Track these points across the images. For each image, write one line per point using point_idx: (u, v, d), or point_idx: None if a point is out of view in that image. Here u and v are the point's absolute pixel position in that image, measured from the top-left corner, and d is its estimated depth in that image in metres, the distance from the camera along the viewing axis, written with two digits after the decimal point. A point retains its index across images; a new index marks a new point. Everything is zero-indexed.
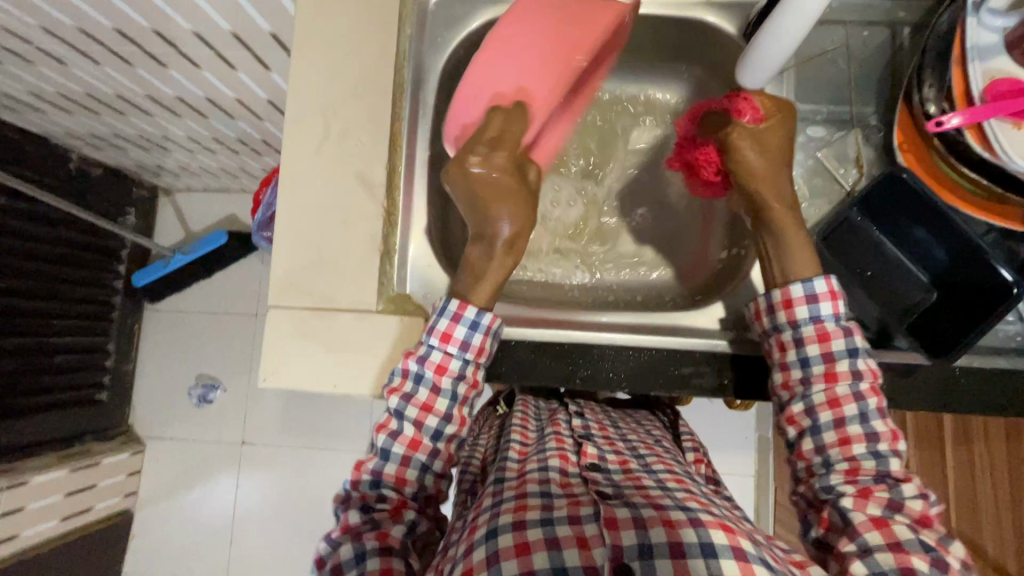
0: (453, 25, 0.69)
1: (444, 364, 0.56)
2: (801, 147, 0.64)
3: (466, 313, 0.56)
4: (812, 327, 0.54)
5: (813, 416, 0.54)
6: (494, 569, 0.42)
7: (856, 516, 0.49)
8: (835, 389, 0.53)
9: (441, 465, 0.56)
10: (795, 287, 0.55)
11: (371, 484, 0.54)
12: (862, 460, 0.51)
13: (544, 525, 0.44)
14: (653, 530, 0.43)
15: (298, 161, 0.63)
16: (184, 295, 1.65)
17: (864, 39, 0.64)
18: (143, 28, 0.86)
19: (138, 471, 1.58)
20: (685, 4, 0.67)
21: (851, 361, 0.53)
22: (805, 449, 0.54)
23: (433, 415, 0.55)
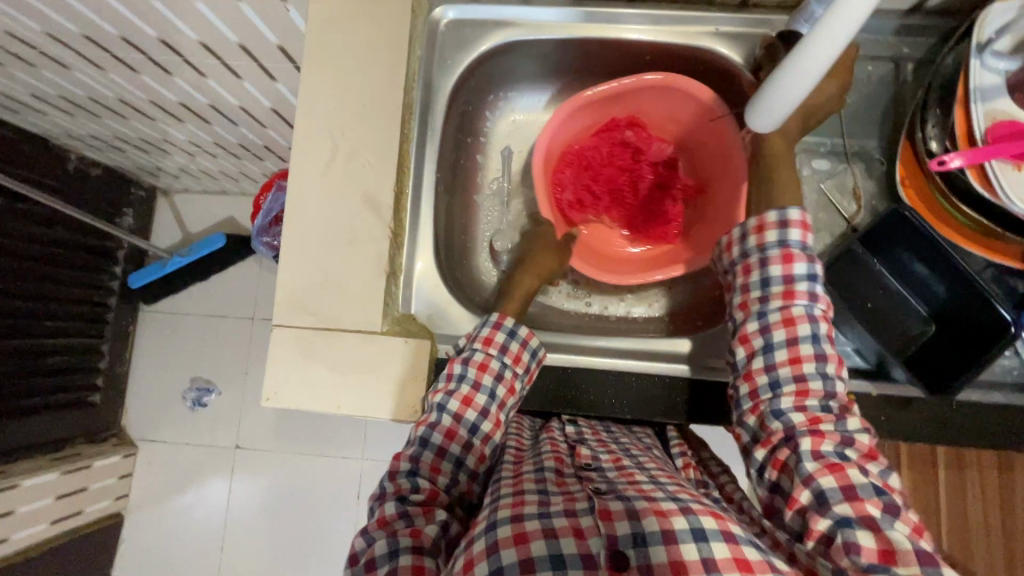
0: (463, 48, 0.70)
1: (485, 363, 0.59)
2: (805, 179, 0.65)
3: (506, 323, 0.61)
4: (780, 314, 0.54)
5: (767, 341, 0.54)
6: (494, 558, 0.41)
7: (811, 462, 0.47)
8: (792, 319, 0.53)
9: (475, 462, 0.55)
10: (770, 214, 0.57)
11: (406, 473, 0.52)
12: (814, 389, 0.51)
13: (542, 518, 0.42)
14: (646, 521, 0.42)
15: (306, 182, 0.63)
16: (180, 298, 1.64)
17: (868, 73, 0.65)
18: (150, 37, 0.86)
19: (130, 474, 1.57)
20: (693, 33, 0.68)
21: (806, 292, 0.54)
22: (755, 372, 0.54)
23: (472, 408, 0.56)
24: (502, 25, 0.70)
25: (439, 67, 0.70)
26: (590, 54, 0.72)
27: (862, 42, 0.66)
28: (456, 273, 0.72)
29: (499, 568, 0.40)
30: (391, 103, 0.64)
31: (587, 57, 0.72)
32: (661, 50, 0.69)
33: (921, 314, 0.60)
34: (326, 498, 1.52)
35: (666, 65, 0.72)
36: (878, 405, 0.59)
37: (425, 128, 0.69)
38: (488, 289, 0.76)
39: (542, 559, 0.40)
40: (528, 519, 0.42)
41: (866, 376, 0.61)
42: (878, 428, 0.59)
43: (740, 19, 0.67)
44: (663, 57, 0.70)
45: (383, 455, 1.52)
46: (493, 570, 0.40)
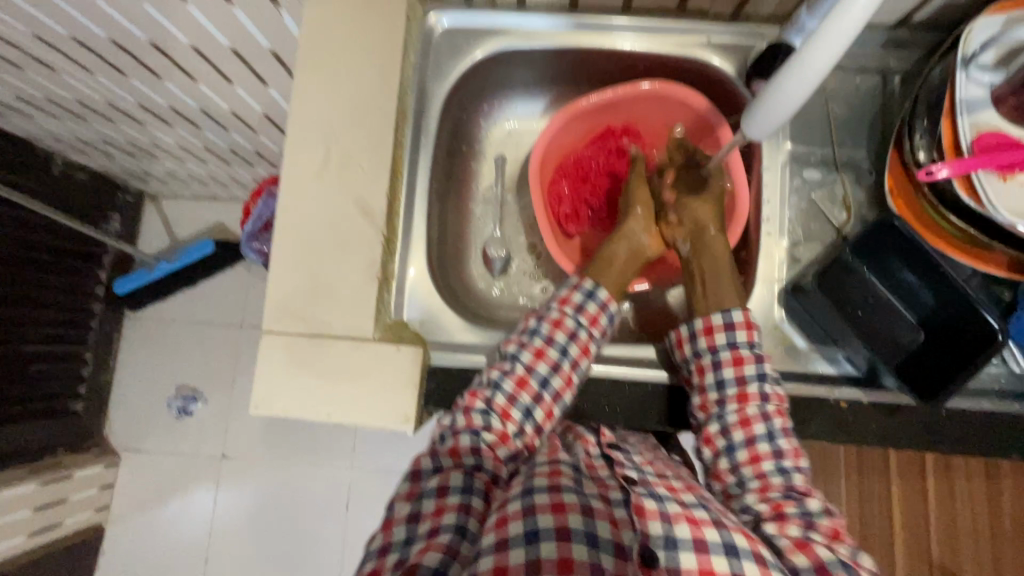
0: (457, 55, 0.70)
1: (560, 321, 0.59)
2: (795, 188, 0.66)
3: (586, 283, 0.61)
4: (728, 351, 0.57)
5: (727, 436, 0.55)
6: (529, 520, 0.46)
7: (781, 542, 0.49)
8: (746, 410, 0.55)
9: (529, 433, 0.58)
10: (704, 318, 0.59)
11: (483, 410, 0.56)
12: (771, 476, 0.52)
13: (578, 497, 0.48)
14: (678, 527, 0.46)
15: (297, 187, 0.63)
16: (166, 304, 1.61)
17: (855, 84, 0.67)
18: (140, 41, 0.85)
19: (111, 484, 1.53)
20: (686, 43, 0.68)
21: (760, 385, 0.55)
22: (721, 470, 0.56)
23: (541, 362, 0.58)
24: (496, 33, 0.70)
25: (433, 74, 0.70)
26: (584, 62, 0.72)
27: (850, 54, 0.67)
28: (448, 279, 0.72)
29: (535, 530, 0.45)
30: (385, 109, 0.64)
31: (581, 65, 0.73)
32: (652, 60, 0.70)
33: (910, 322, 0.60)
34: (314, 507, 1.50)
35: (659, 74, 0.72)
36: (868, 412, 0.60)
37: (419, 134, 0.69)
38: (480, 294, 0.76)
39: (579, 533, 0.45)
40: (566, 494, 0.48)
41: (855, 382, 0.62)
42: (868, 435, 0.60)
43: (731, 30, 0.67)
44: (654, 66, 0.71)
45: (372, 463, 1.51)
46: (529, 530, 0.45)
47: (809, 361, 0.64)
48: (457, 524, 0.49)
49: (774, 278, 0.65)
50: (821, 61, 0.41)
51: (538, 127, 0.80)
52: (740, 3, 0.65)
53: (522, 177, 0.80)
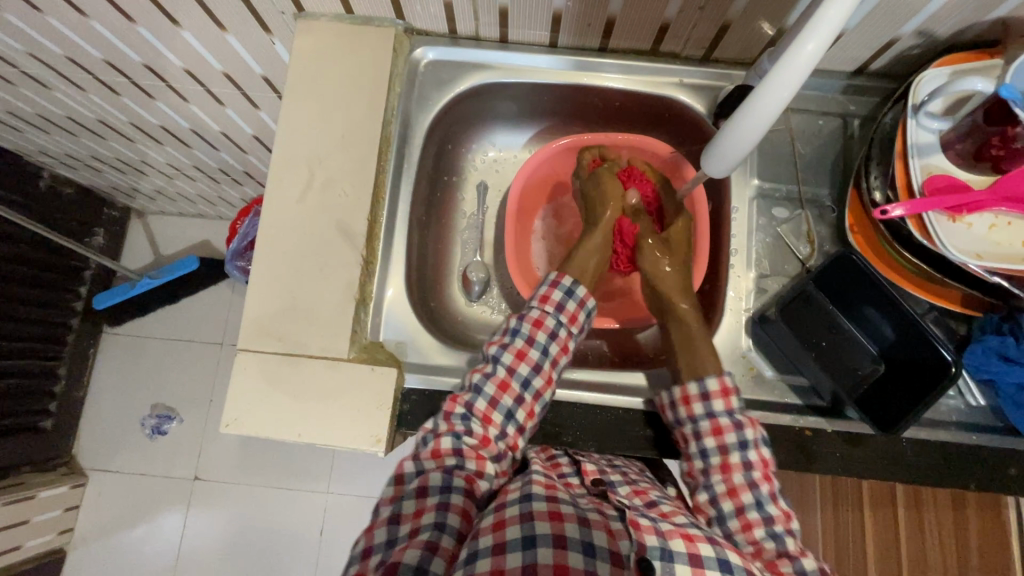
0: (442, 86, 0.73)
1: (541, 320, 0.62)
2: (763, 223, 0.69)
3: (564, 281, 0.65)
4: (707, 421, 0.58)
5: (717, 505, 0.57)
6: (528, 525, 0.48)
7: None
8: (732, 479, 0.56)
9: (524, 417, 0.60)
10: (692, 386, 0.60)
11: (444, 448, 0.57)
12: (764, 543, 0.54)
13: (576, 508, 0.51)
14: (673, 542, 0.48)
15: (280, 208, 0.64)
16: (146, 321, 1.59)
17: (818, 126, 0.70)
18: (134, 62, 0.87)
19: (76, 506, 1.48)
20: (659, 82, 0.72)
21: (742, 453, 0.57)
22: (701, 501, 0.58)
23: (507, 394, 0.59)
24: (479, 67, 0.73)
25: (417, 104, 0.72)
26: (567, 96, 0.75)
27: (813, 99, 0.71)
28: (426, 301, 0.73)
29: (532, 536, 0.47)
30: (369, 136, 0.66)
31: (561, 101, 0.76)
32: (629, 95, 0.73)
33: (871, 353, 0.62)
34: (287, 534, 1.46)
35: (635, 111, 0.76)
36: (833, 441, 0.61)
37: (402, 160, 0.71)
38: (459, 316, 0.77)
39: (575, 541, 0.47)
40: (563, 505, 0.50)
41: (820, 412, 0.64)
42: (832, 464, 0.61)
43: (702, 72, 0.71)
44: (632, 102, 0.74)
45: (349, 489, 1.48)
46: (527, 536, 0.48)
47: (778, 391, 0.65)
48: (427, 541, 0.51)
49: (743, 308, 0.68)
50: (791, 80, 0.42)
51: (520, 156, 0.83)
52: (709, 48, 0.69)
53: (502, 204, 0.82)
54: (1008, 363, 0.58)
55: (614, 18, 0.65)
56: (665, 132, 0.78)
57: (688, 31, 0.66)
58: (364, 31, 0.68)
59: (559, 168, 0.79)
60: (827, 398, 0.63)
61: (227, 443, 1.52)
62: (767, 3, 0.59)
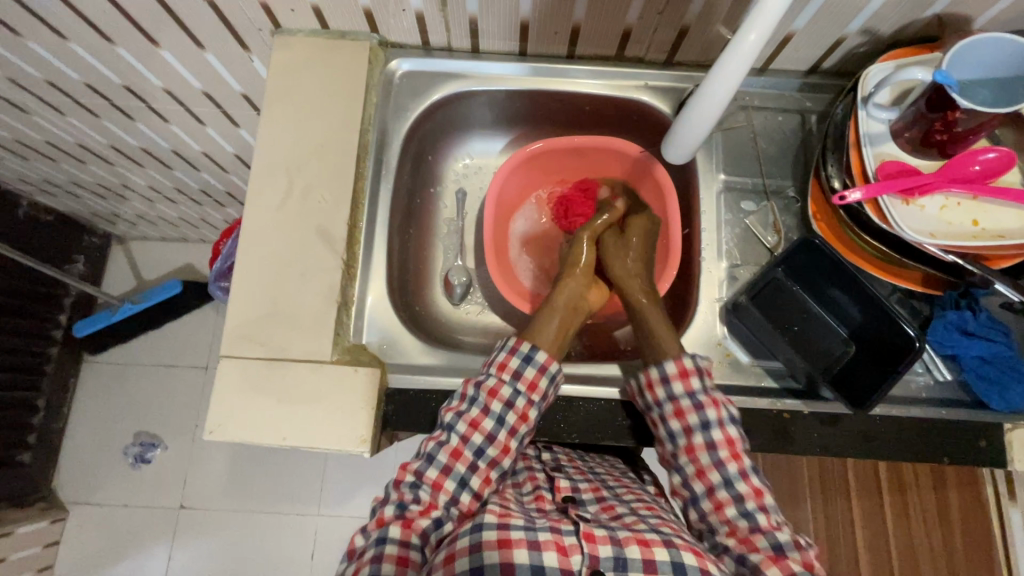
0: (417, 95, 0.75)
1: (497, 389, 0.61)
2: (732, 214, 0.71)
3: (522, 348, 0.64)
4: (670, 405, 0.60)
5: (689, 486, 0.60)
6: (476, 556, 0.52)
7: (756, 556, 0.54)
8: (699, 461, 0.59)
9: (478, 484, 0.60)
10: (653, 371, 0.61)
11: (410, 483, 0.59)
12: (726, 502, 0.57)
13: (526, 531, 0.54)
14: (628, 549, 0.53)
15: (261, 216, 0.65)
16: (128, 347, 1.57)
17: (779, 122, 0.73)
18: (115, 84, 0.89)
19: (56, 542, 1.44)
20: (626, 85, 0.75)
21: (706, 431, 0.59)
22: (678, 488, 0.61)
23: (460, 463, 0.59)
24: (454, 76, 0.75)
25: (394, 114, 0.74)
26: (538, 102, 0.78)
27: (772, 97, 0.74)
28: (409, 305, 0.74)
29: (480, 565, 0.52)
30: (347, 144, 0.68)
31: (534, 107, 0.79)
32: (598, 99, 0.76)
33: (842, 335, 0.64)
34: (276, 560, 1.43)
35: (605, 114, 0.79)
36: (810, 422, 0.63)
37: (380, 167, 0.73)
38: (442, 318, 0.78)
39: (524, 566, 0.52)
40: (514, 529, 0.54)
41: (797, 395, 0.65)
42: (810, 444, 0.62)
43: (666, 74, 0.74)
44: (601, 105, 0.77)
45: (339, 509, 1.45)
46: (474, 566, 0.52)
47: (754, 376, 0.67)
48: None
49: (716, 297, 0.69)
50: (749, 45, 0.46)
51: (498, 163, 0.85)
52: (670, 51, 0.72)
53: (481, 209, 0.84)
54: (967, 336, 0.61)
55: (579, 25, 0.68)
56: (635, 133, 0.81)
57: (650, 35, 0.69)
58: (340, 45, 0.71)
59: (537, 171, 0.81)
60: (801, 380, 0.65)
61: (212, 468, 1.49)
62: (722, 5, 0.62)
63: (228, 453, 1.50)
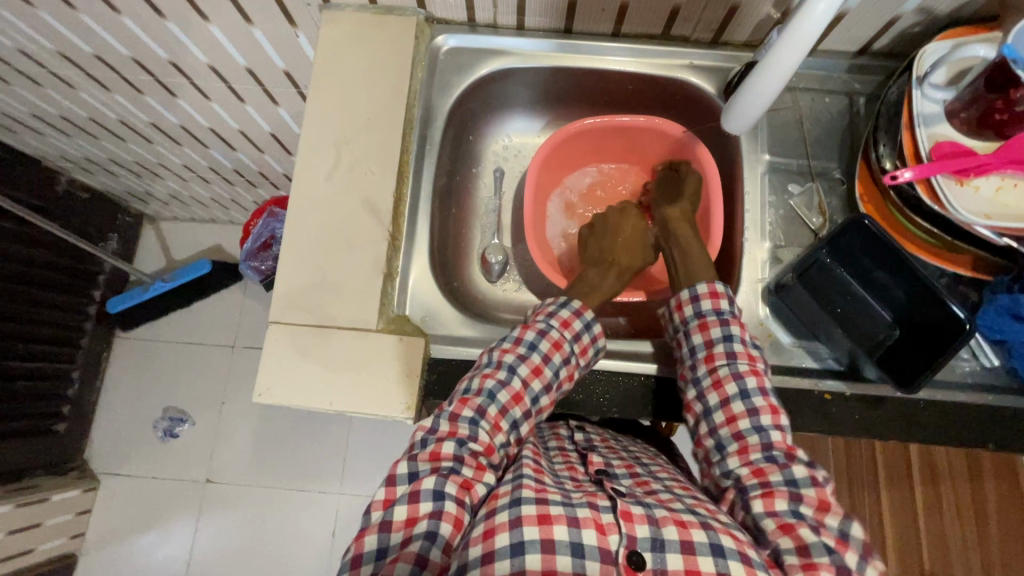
0: (461, 72, 0.75)
1: (559, 342, 0.61)
2: (775, 196, 0.71)
3: (585, 314, 0.64)
4: (696, 320, 0.62)
5: (703, 401, 0.58)
6: (516, 533, 0.49)
7: (766, 522, 0.51)
8: (717, 373, 0.58)
9: (526, 430, 0.59)
10: (684, 292, 0.64)
11: (468, 420, 0.56)
12: (748, 437, 0.55)
13: (565, 507, 0.51)
14: (666, 529, 0.50)
15: (309, 187, 0.67)
16: (159, 324, 1.61)
17: (825, 104, 0.73)
18: (161, 60, 0.90)
19: (88, 510, 1.48)
20: (670, 64, 0.75)
21: (726, 344, 0.59)
22: (703, 436, 0.58)
23: (518, 406, 0.58)
24: (498, 53, 0.76)
25: (438, 90, 0.75)
26: (580, 81, 0.78)
27: (818, 78, 0.73)
28: (449, 281, 0.75)
29: (521, 543, 0.49)
30: (393, 118, 0.68)
31: (576, 86, 0.79)
32: (642, 78, 0.76)
33: (885, 319, 0.63)
34: (300, 535, 1.46)
35: (647, 94, 0.79)
36: (852, 405, 0.63)
37: (424, 142, 0.73)
38: (480, 294, 0.79)
39: (563, 543, 0.49)
40: (552, 505, 0.51)
41: (840, 376, 0.65)
42: (852, 426, 0.62)
43: (712, 54, 0.74)
44: (644, 85, 0.77)
45: (361, 488, 1.48)
46: (515, 543, 0.49)
47: (795, 358, 0.67)
48: (430, 531, 0.50)
49: (757, 278, 0.69)
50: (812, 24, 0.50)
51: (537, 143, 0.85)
52: (717, 31, 0.72)
53: (519, 188, 0.84)
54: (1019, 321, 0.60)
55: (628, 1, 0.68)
56: (676, 114, 0.80)
57: (698, 14, 0.69)
58: (388, 19, 0.72)
59: (573, 149, 0.81)
60: (843, 362, 0.65)
61: (238, 444, 1.52)
62: None
63: (254, 430, 1.53)
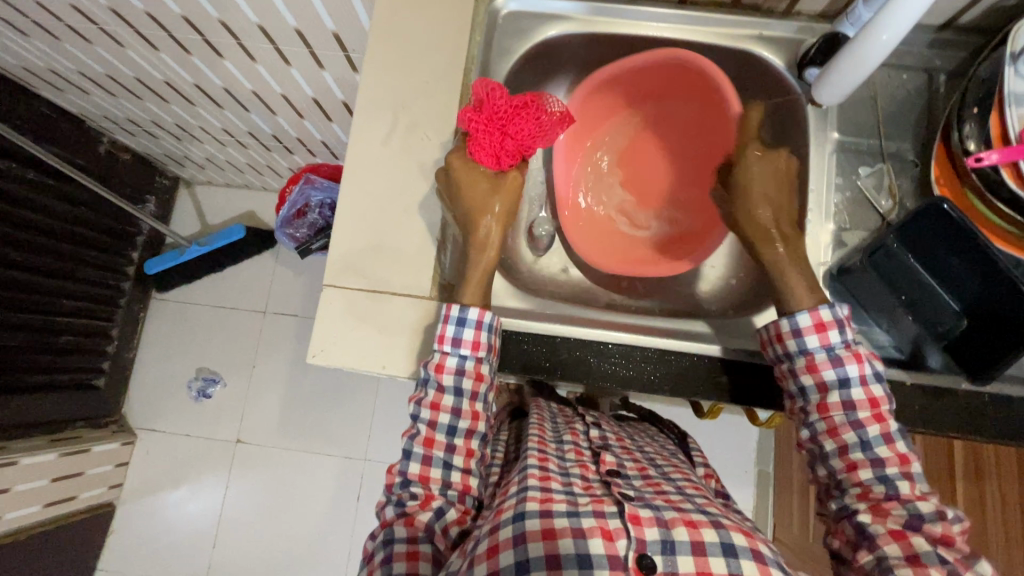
0: (520, 36, 0.73)
1: (442, 364, 0.59)
2: (843, 176, 0.68)
3: (454, 312, 0.59)
4: (802, 359, 0.57)
5: (818, 442, 0.58)
6: (520, 549, 0.49)
7: (875, 530, 0.52)
8: (832, 418, 0.57)
9: (462, 460, 0.60)
10: (783, 324, 0.59)
11: (401, 484, 0.59)
12: (871, 482, 0.54)
13: (570, 518, 0.51)
14: (675, 531, 0.50)
15: (364, 152, 0.66)
16: (193, 287, 1.64)
17: (902, 82, 0.69)
18: (211, 19, 0.89)
19: (125, 463, 1.54)
20: (738, 35, 0.72)
21: (841, 390, 0.56)
22: (821, 471, 0.59)
23: (436, 448, 0.59)
24: (559, 18, 0.73)
25: (496, 54, 0.73)
26: (642, 51, 0.75)
27: (897, 53, 0.69)
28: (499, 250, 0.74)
29: (525, 560, 0.48)
30: (452, 81, 0.67)
31: (634, 57, 0.76)
32: (709, 50, 0.73)
33: (953, 309, 0.61)
34: (326, 498, 1.50)
35: (710, 68, 0.76)
36: (914, 394, 0.61)
37: None
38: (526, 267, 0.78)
39: (569, 557, 0.48)
40: (557, 517, 0.51)
41: (900, 365, 0.64)
42: (913, 417, 0.60)
43: (783, 25, 0.71)
44: (709, 57, 0.74)
45: (386, 456, 1.51)
46: (519, 561, 0.48)
47: (855, 344, 0.65)
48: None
49: (820, 261, 0.67)
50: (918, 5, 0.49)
51: None
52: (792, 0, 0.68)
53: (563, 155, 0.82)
54: None
55: None
56: (739, 92, 0.77)
57: None
58: None
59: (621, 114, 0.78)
60: (906, 351, 0.63)
61: (268, 408, 1.56)
62: None
63: (284, 395, 1.56)
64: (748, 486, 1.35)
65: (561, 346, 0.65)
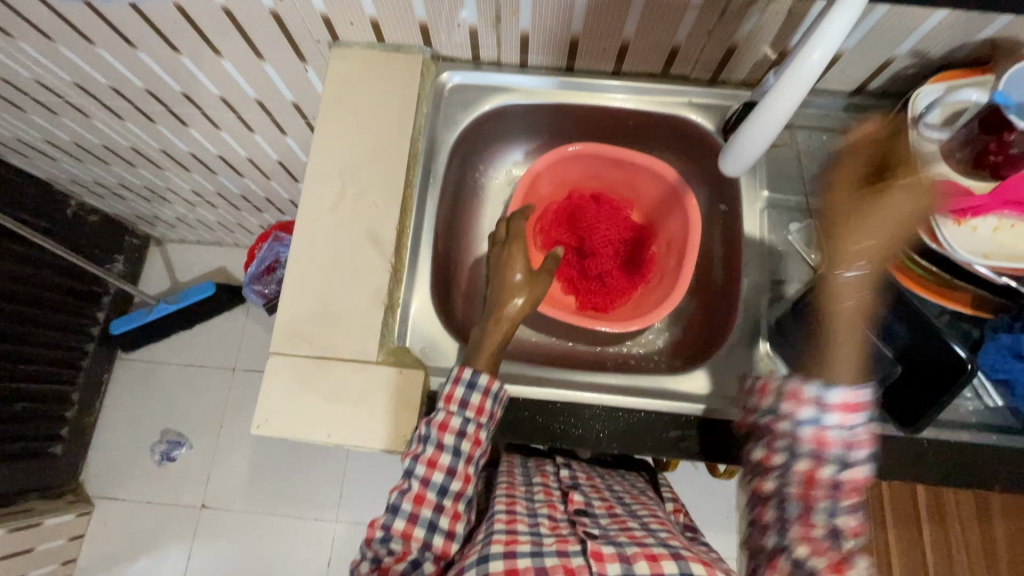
0: (466, 106, 0.77)
1: (446, 423, 0.59)
2: (774, 233, 0.72)
3: (465, 375, 0.60)
4: (813, 427, 0.56)
5: (787, 495, 0.57)
6: None
7: None
8: (815, 477, 0.56)
9: (448, 522, 0.58)
10: (811, 387, 0.57)
11: (381, 539, 0.57)
12: (823, 537, 0.55)
13: (533, 558, 0.50)
14: (637, 564, 0.49)
15: (313, 219, 0.67)
16: (161, 346, 1.61)
17: (822, 142, 0.74)
18: (173, 91, 0.93)
19: (81, 535, 1.46)
20: (670, 102, 0.76)
21: (840, 456, 0.56)
22: (767, 515, 0.58)
23: (425, 506, 0.57)
24: (502, 90, 0.78)
25: (443, 123, 0.77)
26: (583, 117, 0.80)
27: (815, 116, 0.75)
28: (451, 309, 0.76)
29: None
30: (398, 150, 0.70)
31: (574, 121, 0.80)
32: (643, 115, 0.78)
33: (888, 356, 0.60)
34: (295, 565, 1.43)
35: (646, 131, 0.81)
36: None
37: (428, 174, 0.75)
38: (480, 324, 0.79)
39: None
40: (520, 557, 0.50)
41: None
42: None
43: (710, 92, 0.76)
44: (643, 121, 0.79)
45: (359, 516, 1.46)
46: None
47: None
48: None
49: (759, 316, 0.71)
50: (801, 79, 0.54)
51: None
52: (716, 70, 0.74)
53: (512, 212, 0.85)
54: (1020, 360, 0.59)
55: (628, 43, 0.70)
56: (675, 152, 0.82)
57: (697, 54, 0.70)
58: (394, 57, 0.73)
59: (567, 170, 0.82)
60: None
61: (235, 470, 1.51)
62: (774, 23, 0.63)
63: (252, 455, 1.52)
64: (730, 534, 1.32)
65: (511, 408, 0.66)
